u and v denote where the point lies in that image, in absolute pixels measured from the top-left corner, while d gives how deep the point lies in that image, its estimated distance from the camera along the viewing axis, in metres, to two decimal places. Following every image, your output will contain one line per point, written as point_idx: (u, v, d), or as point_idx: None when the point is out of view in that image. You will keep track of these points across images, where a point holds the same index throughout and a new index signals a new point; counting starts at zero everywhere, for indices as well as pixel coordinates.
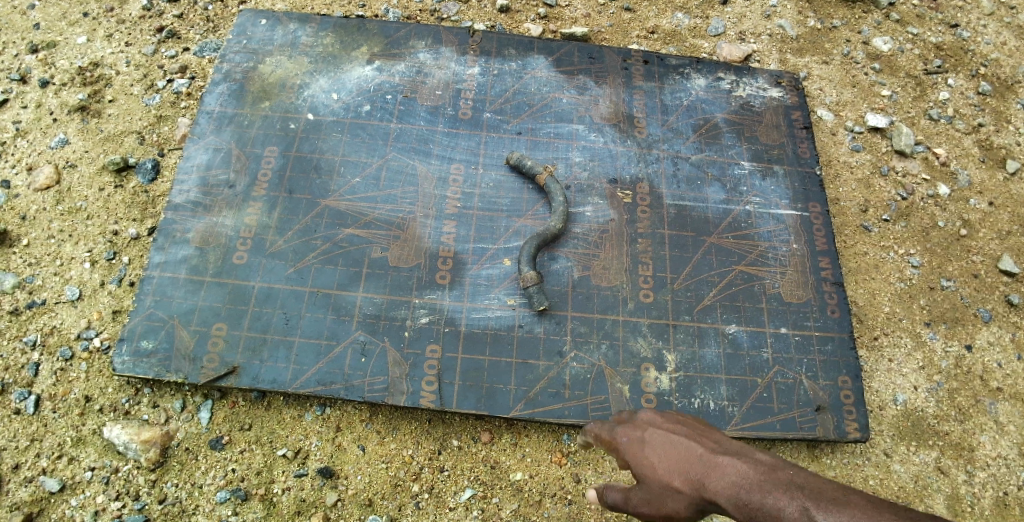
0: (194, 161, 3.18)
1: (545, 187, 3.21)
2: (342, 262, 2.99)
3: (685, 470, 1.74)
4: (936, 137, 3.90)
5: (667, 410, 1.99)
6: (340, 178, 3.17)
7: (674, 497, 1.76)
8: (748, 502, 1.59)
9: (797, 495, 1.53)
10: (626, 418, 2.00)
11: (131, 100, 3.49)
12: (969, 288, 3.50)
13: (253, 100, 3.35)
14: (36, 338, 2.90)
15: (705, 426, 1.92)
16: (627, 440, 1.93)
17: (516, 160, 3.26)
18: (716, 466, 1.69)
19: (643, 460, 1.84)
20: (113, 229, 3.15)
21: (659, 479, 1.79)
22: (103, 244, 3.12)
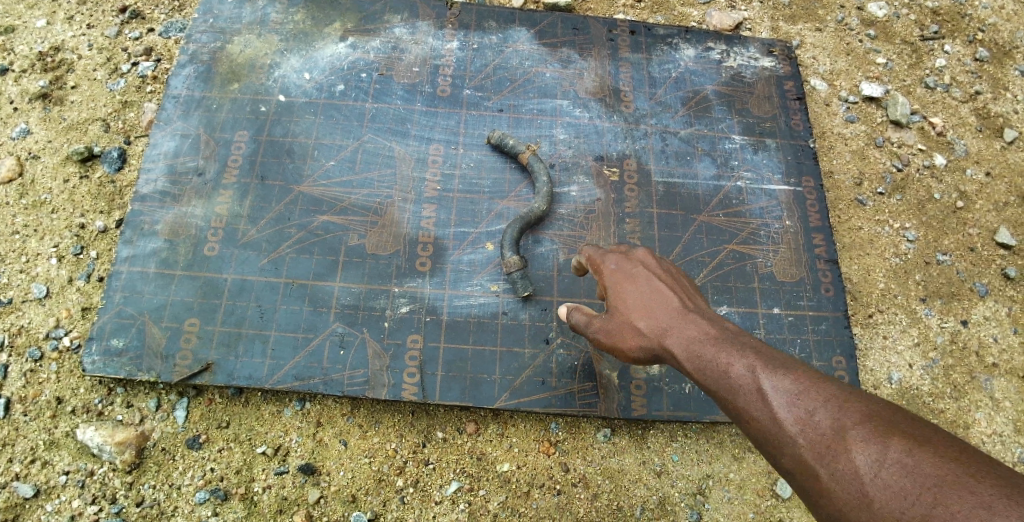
0: (161, 148, 3.03)
1: (528, 164, 3.07)
2: (318, 250, 2.87)
3: (657, 318, 2.06)
4: (932, 106, 3.78)
5: (665, 269, 2.24)
6: (314, 161, 3.03)
7: (638, 340, 2.09)
8: (699, 352, 1.89)
9: (750, 357, 1.76)
10: (626, 265, 2.27)
11: (95, 86, 3.32)
12: (965, 262, 3.42)
13: (222, 82, 3.19)
14: (3, 338, 2.79)
15: (690, 293, 2.18)
16: (620, 285, 2.22)
17: (497, 138, 3.12)
18: (684, 322, 2.00)
19: (624, 295, 2.18)
20: (80, 222, 3.02)
21: (633, 319, 2.12)
22: (69, 238, 2.99)
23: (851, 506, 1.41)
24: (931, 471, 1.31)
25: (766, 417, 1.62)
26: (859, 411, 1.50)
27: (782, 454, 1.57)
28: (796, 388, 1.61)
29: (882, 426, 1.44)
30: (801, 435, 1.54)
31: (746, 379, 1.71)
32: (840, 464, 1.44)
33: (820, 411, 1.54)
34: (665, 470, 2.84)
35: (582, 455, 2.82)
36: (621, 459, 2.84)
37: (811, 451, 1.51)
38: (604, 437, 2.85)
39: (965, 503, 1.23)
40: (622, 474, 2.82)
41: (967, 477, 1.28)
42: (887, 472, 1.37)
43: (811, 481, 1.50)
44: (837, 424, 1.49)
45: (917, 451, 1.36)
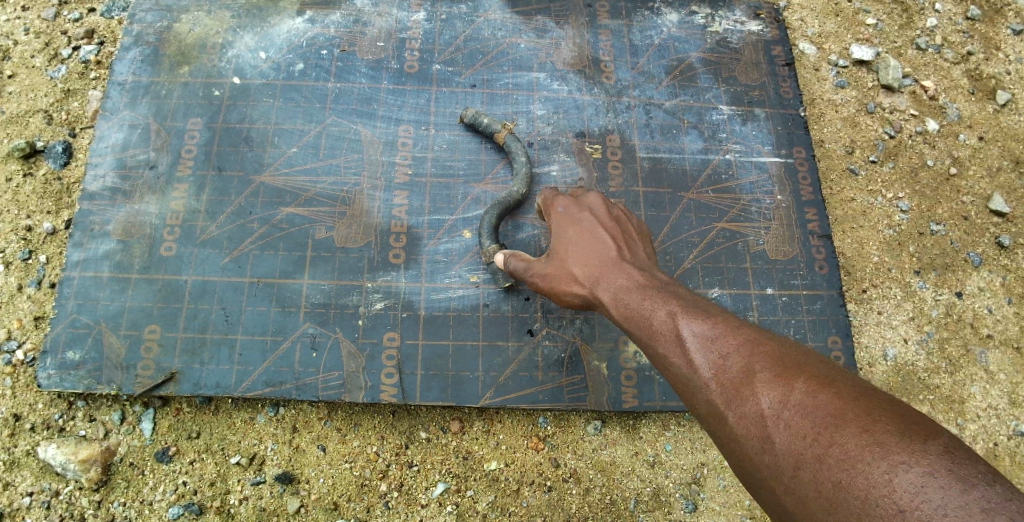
0: (109, 141, 2.79)
1: (506, 144, 2.86)
2: (284, 246, 2.68)
3: (597, 269, 2.07)
4: (923, 69, 3.63)
5: (614, 218, 2.24)
6: (274, 149, 2.82)
7: (578, 289, 2.11)
8: (628, 302, 1.91)
9: (673, 306, 1.77)
10: (573, 214, 2.27)
11: (33, 74, 3.04)
12: (958, 231, 3.32)
13: (171, 65, 2.93)
14: None
15: (635, 242, 2.18)
16: (565, 234, 2.23)
17: (471, 117, 2.91)
18: (618, 274, 2.01)
19: (565, 242, 2.19)
20: (26, 224, 2.78)
21: (574, 269, 2.13)
22: (16, 242, 2.76)
23: (754, 447, 1.40)
24: (829, 409, 1.27)
25: (682, 363, 1.62)
26: (770, 354, 1.48)
27: (698, 398, 1.57)
28: (713, 333, 1.61)
29: (790, 367, 1.42)
30: (712, 379, 1.53)
31: (665, 326, 1.72)
32: (746, 407, 1.42)
33: (732, 355, 1.53)
34: (658, 460, 2.75)
35: (573, 449, 2.71)
36: (613, 451, 2.73)
37: (720, 395, 1.50)
38: (594, 429, 2.74)
39: (860, 440, 1.18)
40: (615, 466, 2.72)
41: (866, 415, 1.23)
42: (789, 413, 1.33)
43: (719, 425, 1.49)
44: (745, 365, 1.48)
45: (820, 391, 1.32)
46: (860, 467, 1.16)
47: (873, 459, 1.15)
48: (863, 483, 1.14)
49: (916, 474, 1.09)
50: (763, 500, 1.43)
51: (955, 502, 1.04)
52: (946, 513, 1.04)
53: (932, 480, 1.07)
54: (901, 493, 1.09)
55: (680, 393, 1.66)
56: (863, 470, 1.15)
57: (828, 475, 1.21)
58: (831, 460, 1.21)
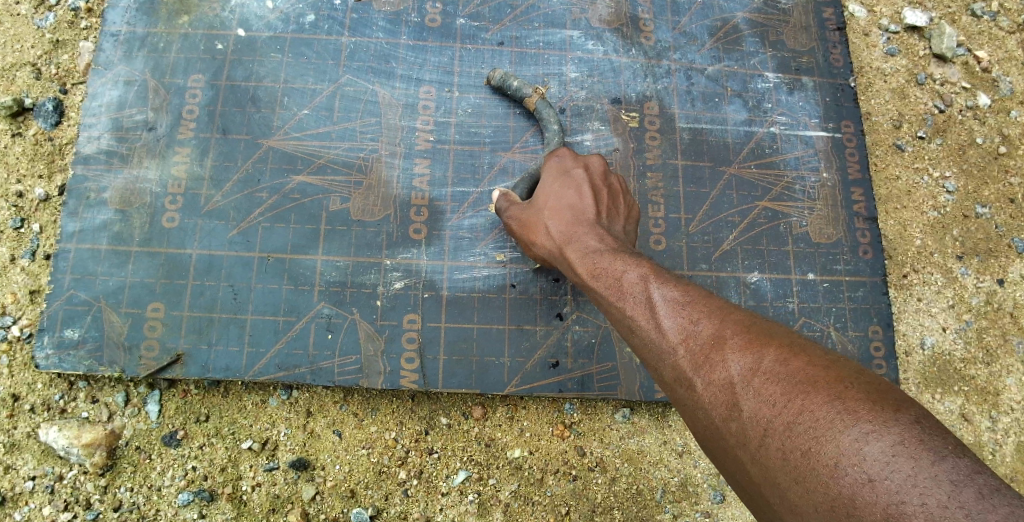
0: (103, 99, 2.53)
1: (538, 108, 2.61)
2: (296, 218, 2.47)
3: (574, 225, 2.03)
4: (978, 38, 3.39)
5: (603, 176, 2.20)
6: (284, 110, 2.57)
7: (551, 242, 2.06)
8: (597, 262, 1.86)
9: (643, 267, 1.73)
10: (564, 165, 2.22)
11: (18, 22, 2.74)
12: (1004, 215, 3.16)
13: (168, 14, 2.64)
14: None
15: (617, 204, 2.15)
16: (551, 185, 2.19)
17: (500, 79, 2.66)
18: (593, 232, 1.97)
19: (549, 191, 2.17)
20: (16, 189, 2.55)
21: (552, 220, 2.09)
22: (6, 209, 2.53)
23: (717, 414, 1.36)
24: (800, 377, 1.25)
25: (649, 326, 1.57)
26: (740, 322, 1.45)
27: (662, 362, 1.53)
28: (682, 297, 1.57)
29: (757, 334, 1.40)
30: (678, 343, 1.50)
31: (635, 287, 1.68)
32: (714, 373, 1.38)
33: (699, 319, 1.49)
34: (687, 449, 2.64)
35: (600, 437, 2.60)
36: (640, 440, 2.62)
37: (687, 361, 1.46)
38: (623, 418, 2.62)
39: (831, 408, 1.16)
40: (642, 455, 2.61)
41: (838, 383, 1.21)
42: (759, 381, 1.30)
43: (686, 390, 1.46)
44: (715, 331, 1.44)
45: (790, 360, 1.30)
46: (830, 435, 1.14)
47: (845, 429, 1.13)
48: (833, 452, 1.12)
49: (887, 444, 1.08)
50: (727, 469, 1.41)
51: (925, 473, 1.03)
52: (916, 484, 1.03)
53: (903, 450, 1.07)
54: (871, 463, 1.08)
55: (642, 357, 1.62)
56: (833, 439, 1.13)
57: (797, 444, 1.18)
58: (801, 429, 1.19)
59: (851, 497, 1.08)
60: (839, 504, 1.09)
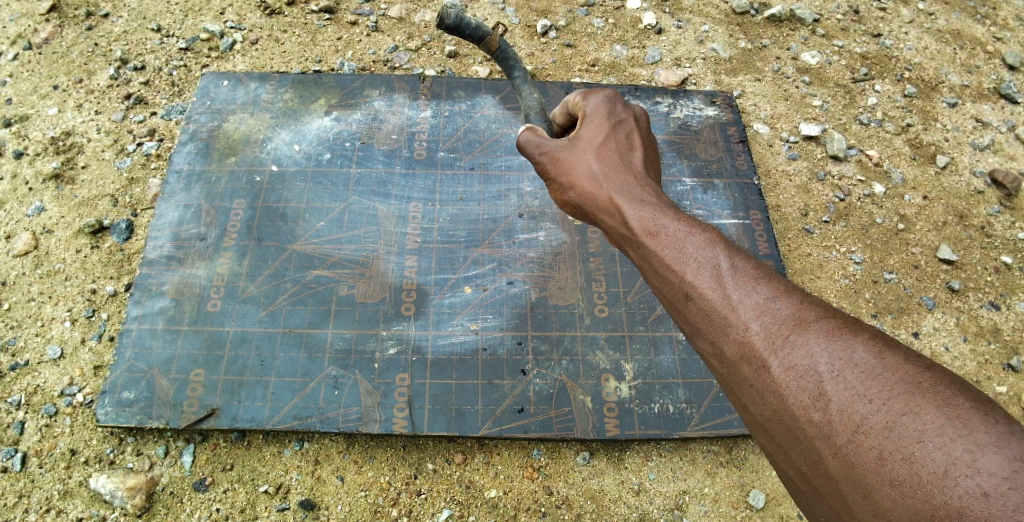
0: (166, 218, 3.36)
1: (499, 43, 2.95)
2: (312, 301, 3.16)
3: (622, 179, 2.10)
4: (868, 140, 4.12)
5: (642, 130, 2.35)
6: (305, 223, 3.36)
7: (597, 191, 2.10)
8: (652, 223, 1.87)
9: (711, 234, 1.73)
10: (611, 112, 2.31)
11: (103, 165, 3.82)
12: (911, 278, 3.72)
13: (219, 157, 3.55)
14: (21, 398, 3.10)
15: (654, 170, 2.25)
16: (598, 131, 2.26)
17: (454, 17, 2.73)
18: (639, 194, 2.01)
19: (597, 140, 2.24)
20: (92, 287, 3.42)
21: (597, 165, 2.16)
22: (82, 302, 3.38)
23: (797, 392, 1.41)
24: (901, 376, 1.29)
25: (716, 295, 1.61)
26: (823, 311, 1.49)
27: (727, 338, 1.57)
28: (756, 273, 1.59)
29: (844, 322, 1.44)
30: (755, 320, 1.53)
31: (703, 255, 1.69)
32: (798, 359, 1.43)
33: (780, 298, 1.54)
34: (643, 488, 3.01)
35: (564, 478, 3.01)
36: (600, 480, 3.01)
37: (763, 341, 1.50)
38: (583, 460, 3.04)
39: (940, 414, 1.20)
40: (603, 493, 2.99)
41: (941, 388, 1.25)
42: (851, 373, 1.34)
43: (757, 370, 1.50)
44: (795, 316, 1.48)
45: (887, 356, 1.34)
46: (940, 442, 1.18)
47: (955, 437, 1.17)
48: (942, 458, 1.16)
49: (1005, 459, 1.11)
50: (789, 452, 1.46)
51: None
52: None
53: (1020, 467, 1.10)
54: (987, 476, 1.11)
55: (699, 327, 1.67)
56: (944, 445, 1.17)
57: (899, 445, 1.22)
58: (902, 429, 1.23)
59: (959, 508, 1.12)
60: (942, 512, 1.13)
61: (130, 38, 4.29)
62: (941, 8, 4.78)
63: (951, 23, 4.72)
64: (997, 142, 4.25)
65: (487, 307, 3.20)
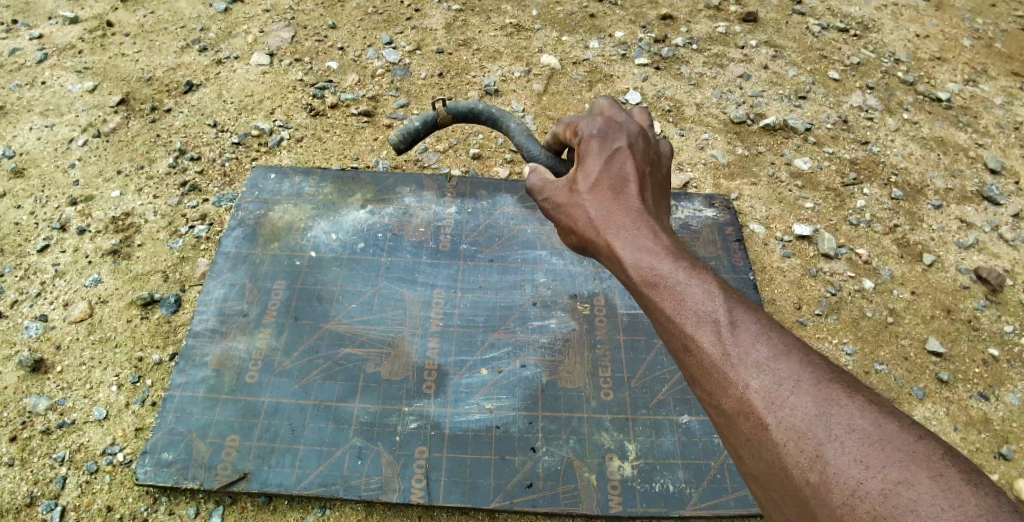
0: (213, 295, 3.73)
1: (452, 115, 3.40)
2: (342, 377, 3.47)
3: (624, 225, 2.27)
4: (857, 240, 4.45)
5: (641, 159, 2.49)
6: (339, 304, 3.72)
7: (596, 232, 2.32)
8: (652, 270, 2.10)
9: (714, 290, 1.96)
10: (609, 149, 2.46)
11: (157, 244, 4.24)
12: (901, 369, 3.94)
13: (264, 242, 3.96)
14: (65, 454, 3.40)
15: (656, 197, 2.43)
16: (596, 166, 2.44)
17: (399, 138, 3.38)
18: (637, 234, 2.22)
19: (593, 175, 2.43)
20: (139, 354, 3.77)
21: (598, 211, 2.34)
22: (129, 369, 3.73)
23: (796, 450, 1.63)
24: (894, 445, 1.50)
25: (717, 351, 1.84)
26: (820, 374, 1.71)
27: (728, 394, 1.80)
28: (755, 334, 1.83)
29: (841, 388, 1.65)
30: (757, 379, 1.75)
31: (706, 310, 1.91)
32: (794, 420, 1.65)
33: (781, 360, 1.75)
34: None
35: None
36: None
37: (765, 401, 1.71)
38: None
39: (933, 484, 1.41)
40: None
41: (935, 459, 1.46)
42: (850, 438, 1.55)
43: (756, 427, 1.72)
44: (794, 378, 1.71)
45: (883, 424, 1.55)
46: (932, 511, 1.37)
47: (945, 507, 1.37)
48: None
49: None
50: (782, 504, 1.68)
51: None
52: None
53: None
54: None
55: (703, 380, 1.89)
56: (936, 514, 1.37)
57: (892, 510, 1.42)
58: (896, 497, 1.43)
59: None
60: None
61: (189, 132, 4.81)
62: (925, 118, 5.22)
63: (935, 132, 5.14)
64: (981, 241, 4.56)
65: (501, 387, 3.48)
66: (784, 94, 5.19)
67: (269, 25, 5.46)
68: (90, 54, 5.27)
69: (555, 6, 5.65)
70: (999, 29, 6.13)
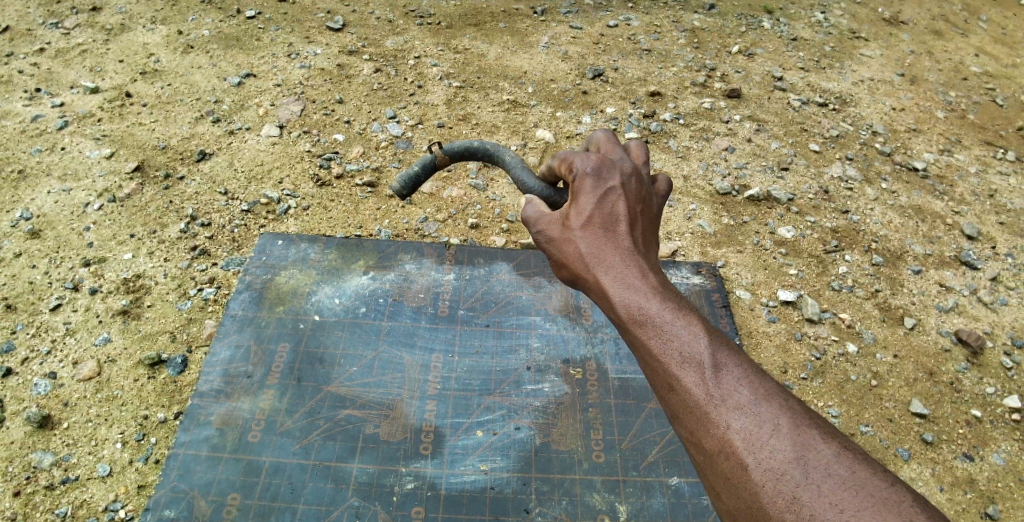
0: (219, 356, 3.87)
1: (448, 156, 3.59)
2: (341, 437, 3.59)
3: (613, 264, 2.26)
4: (840, 304, 4.63)
5: (634, 196, 2.45)
6: (340, 367, 3.86)
7: (586, 270, 2.29)
8: (641, 311, 2.13)
9: (702, 334, 2.04)
10: (603, 186, 2.40)
11: (166, 305, 4.41)
12: (886, 431, 4.05)
13: (270, 305, 4.13)
14: (68, 510, 3.50)
15: (646, 235, 2.41)
16: (589, 203, 2.39)
17: (399, 187, 3.65)
18: (628, 274, 2.22)
19: (586, 212, 2.37)
20: (144, 413, 3.89)
21: (588, 247, 2.31)
22: (134, 426, 3.84)
23: (774, 490, 1.75)
24: (867, 492, 1.67)
25: (702, 393, 1.93)
26: (797, 420, 1.85)
27: (710, 435, 1.89)
28: (738, 377, 1.94)
29: (817, 434, 1.81)
30: (739, 422, 1.86)
31: (695, 353, 1.99)
32: (773, 463, 1.78)
33: (762, 404, 1.88)
34: None
35: None
36: None
37: (746, 442, 1.83)
38: None
39: None
40: None
41: (903, 506, 1.64)
42: (827, 483, 1.70)
43: (735, 468, 1.83)
44: (773, 423, 1.84)
45: (856, 472, 1.72)
46: None
47: None
48: None
49: None
50: None
51: None
52: None
53: None
54: None
55: (685, 419, 1.97)
56: None
57: None
58: None
59: None
60: None
61: (201, 198, 5.05)
62: (902, 187, 5.48)
63: (912, 200, 5.39)
64: (960, 305, 4.74)
65: (495, 449, 3.59)
66: (766, 165, 5.47)
67: (280, 99, 5.80)
68: (109, 123, 5.58)
69: (550, 83, 6.02)
70: (971, 102, 6.50)
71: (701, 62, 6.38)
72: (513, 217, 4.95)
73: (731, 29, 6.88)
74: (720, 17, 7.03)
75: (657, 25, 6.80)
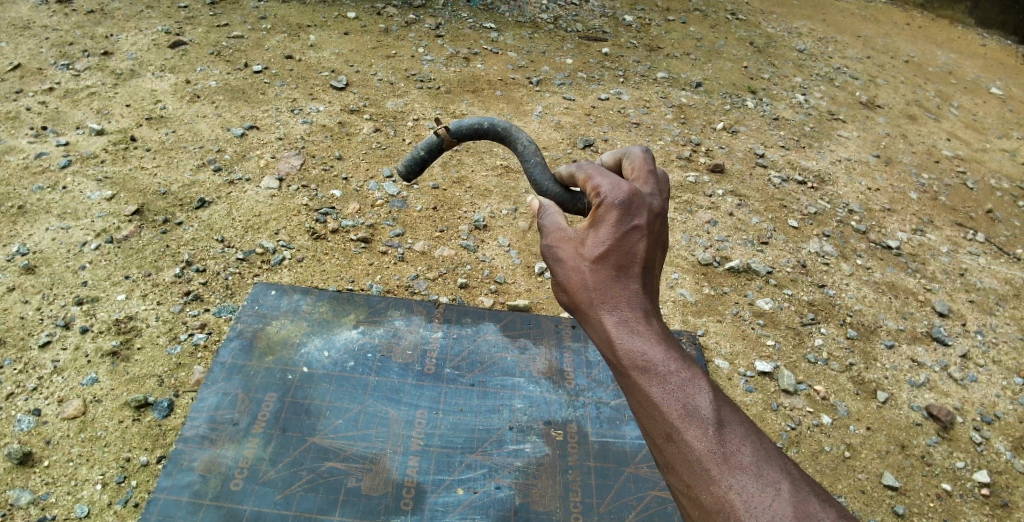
0: (206, 402, 3.92)
1: (454, 137, 3.68)
2: (323, 489, 3.61)
3: (622, 308, 2.32)
4: (815, 376, 4.77)
5: (654, 237, 2.44)
6: (326, 419, 3.92)
7: (593, 309, 2.35)
8: (647, 362, 2.23)
9: (708, 393, 2.17)
10: (628, 223, 2.36)
11: (156, 348, 4.46)
12: (858, 502, 4.13)
13: (259, 354, 4.20)
14: None
15: (654, 279, 2.45)
16: (606, 236, 2.36)
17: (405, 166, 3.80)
18: (637, 323, 2.30)
19: (603, 245, 2.36)
20: (126, 455, 3.90)
21: (597, 281, 2.35)
22: (115, 468, 3.84)
23: None
24: None
25: (706, 450, 2.07)
26: (791, 485, 2.03)
27: (708, 491, 2.02)
28: (739, 439, 2.10)
29: (809, 500, 2.01)
30: (740, 482, 2.01)
31: (701, 411, 2.12)
32: None
33: (762, 467, 2.05)
34: None
35: None
36: None
37: (745, 503, 1.97)
38: None
39: None
40: None
41: None
42: None
43: None
44: (772, 486, 2.01)
45: None
46: None
47: None
48: None
49: None
50: None
51: None
52: None
53: None
54: None
55: (682, 470, 2.09)
56: None
57: None
58: None
59: None
60: None
61: (197, 244, 5.17)
62: (877, 264, 5.72)
63: (886, 277, 5.62)
64: (931, 380, 4.89)
65: (475, 508, 3.63)
66: (746, 239, 5.71)
67: (281, 152, 6.01)
68: (112, 165, 5.74)
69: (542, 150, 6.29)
70: (943, 184, 6.84)
71: (686, 137, 6.71)
72: (502, 278, 5.12)
73: (715, 106, 7.25)
74: (706, 94, 7.43)
75: (646, 100, 7.16)
